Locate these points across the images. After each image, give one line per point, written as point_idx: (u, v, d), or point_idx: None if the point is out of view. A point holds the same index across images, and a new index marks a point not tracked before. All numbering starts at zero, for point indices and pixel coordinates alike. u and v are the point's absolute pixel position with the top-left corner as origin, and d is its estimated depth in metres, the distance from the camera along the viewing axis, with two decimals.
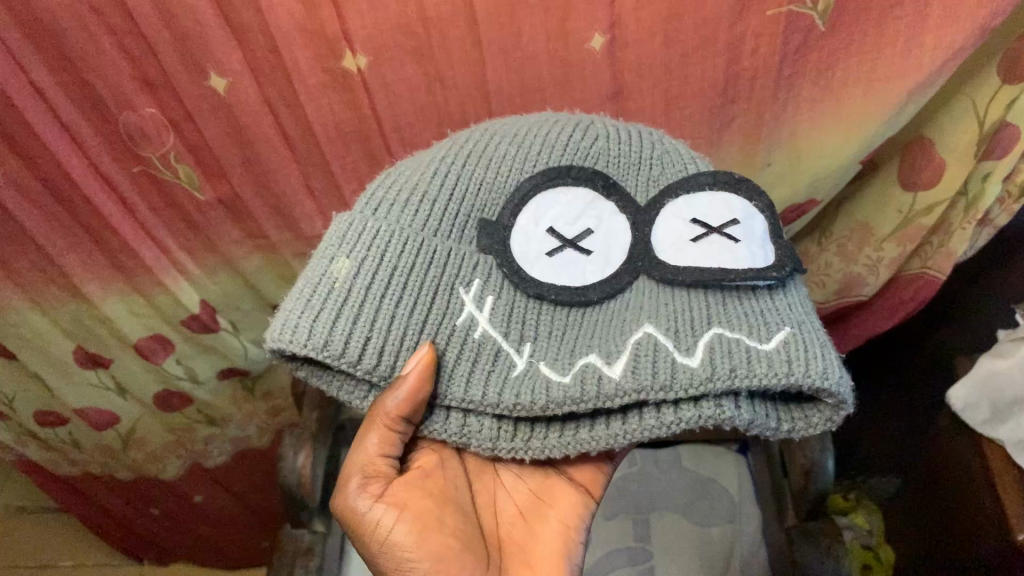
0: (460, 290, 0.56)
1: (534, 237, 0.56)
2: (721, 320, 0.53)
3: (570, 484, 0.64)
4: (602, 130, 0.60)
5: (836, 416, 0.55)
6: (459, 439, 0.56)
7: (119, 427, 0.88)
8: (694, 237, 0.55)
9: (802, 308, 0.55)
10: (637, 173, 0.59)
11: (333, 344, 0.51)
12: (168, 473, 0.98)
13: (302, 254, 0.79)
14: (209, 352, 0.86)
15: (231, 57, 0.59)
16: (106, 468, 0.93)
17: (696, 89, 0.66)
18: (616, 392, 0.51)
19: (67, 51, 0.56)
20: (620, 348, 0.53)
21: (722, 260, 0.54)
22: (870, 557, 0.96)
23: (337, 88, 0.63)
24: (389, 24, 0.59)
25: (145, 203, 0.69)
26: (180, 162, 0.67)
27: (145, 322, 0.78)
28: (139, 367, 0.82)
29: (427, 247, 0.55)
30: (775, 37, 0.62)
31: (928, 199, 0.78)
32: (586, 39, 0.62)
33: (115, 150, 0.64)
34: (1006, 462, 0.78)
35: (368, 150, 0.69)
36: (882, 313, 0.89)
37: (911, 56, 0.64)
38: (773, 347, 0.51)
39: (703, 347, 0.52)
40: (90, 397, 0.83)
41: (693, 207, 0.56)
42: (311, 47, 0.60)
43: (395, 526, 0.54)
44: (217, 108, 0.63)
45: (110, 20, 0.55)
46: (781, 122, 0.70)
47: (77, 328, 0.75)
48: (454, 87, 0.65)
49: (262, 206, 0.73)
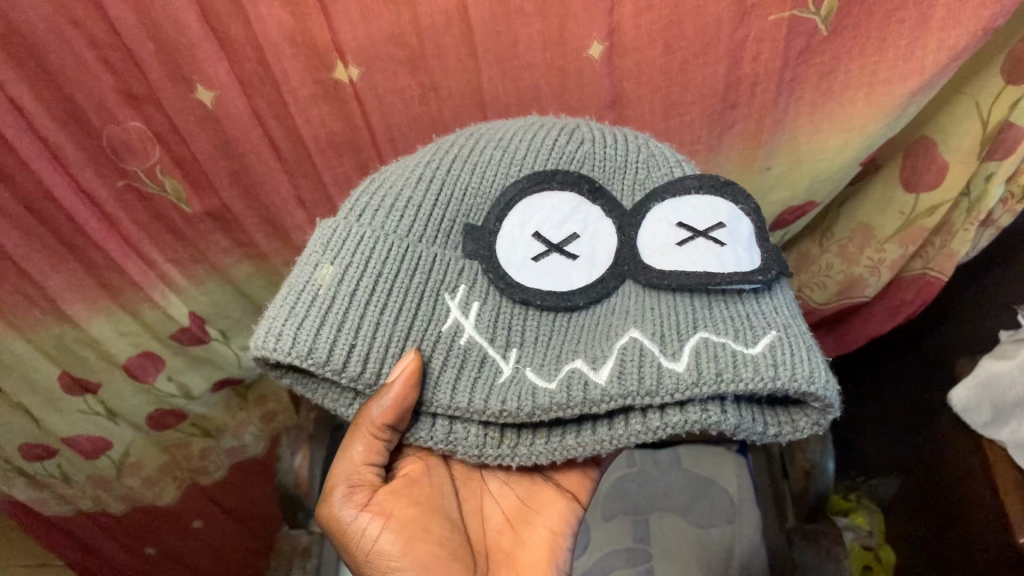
0: (445, 296, 0.55)
1: (519, 241, 0.55)
2: (707, 324, 0.51)
3: (558, 491, 0.62)
4: (588, 132, 0.58)
5: (823, 420, 0.54)
6: (445, 446, 0.54)
7: (111, 453, 0.87)
8: (679, 242, 0.54)
9: (788, 312, 0.53)
10: (623, 176, 0.57)
11: (317, 353, 0.50)
12: (166, 498, 0.96)
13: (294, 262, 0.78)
14: (201, 365, 0.85)
15: (218, 68, 0.58)
16: (99, 502, 0.90)
17: (696, 95, 0.65)
18: (601, 398, 0.49)
19: (46, 64, 0.55)
20: (606, 353, 0.51)
21: (708, 264, 0.53)
22: (869, 557, 0.95)
23: (328, 99, 0.62)
24: (381, 35, 0.58)
25: (130, 218, 0.68)
26: (167, 175, 0.66)
27: (133, 340, 0.77)
28: (129, 388, 0.81)
29: (413, 251, 0.54)
30: (777, 42, 0.61)
31: (931, 199, 0.77)
32: (585, 47, 0.61)
33: (98, 166, 0.63)
34: (1006, 462, 0.77)
35: (361, 159, 0.69)
36: (883, 315, 0.89)
37: (913, 60, 0.62)
38: (759, 351, 0.50)
39: (689, 352, 0.50)
40: (77, 423, 0.80)
41: (679, 211, 0.55)
42: (301, 58, 0.59)
43: (381, 535, 0.53)
44: (204, 119, 0.62)
45: (92, 32, 0.54)
46: (781, 127, 0.69)
47: (63, 352, 0.73)
48: (448, 98, 0.64)
49: (252, 217, 0.73)
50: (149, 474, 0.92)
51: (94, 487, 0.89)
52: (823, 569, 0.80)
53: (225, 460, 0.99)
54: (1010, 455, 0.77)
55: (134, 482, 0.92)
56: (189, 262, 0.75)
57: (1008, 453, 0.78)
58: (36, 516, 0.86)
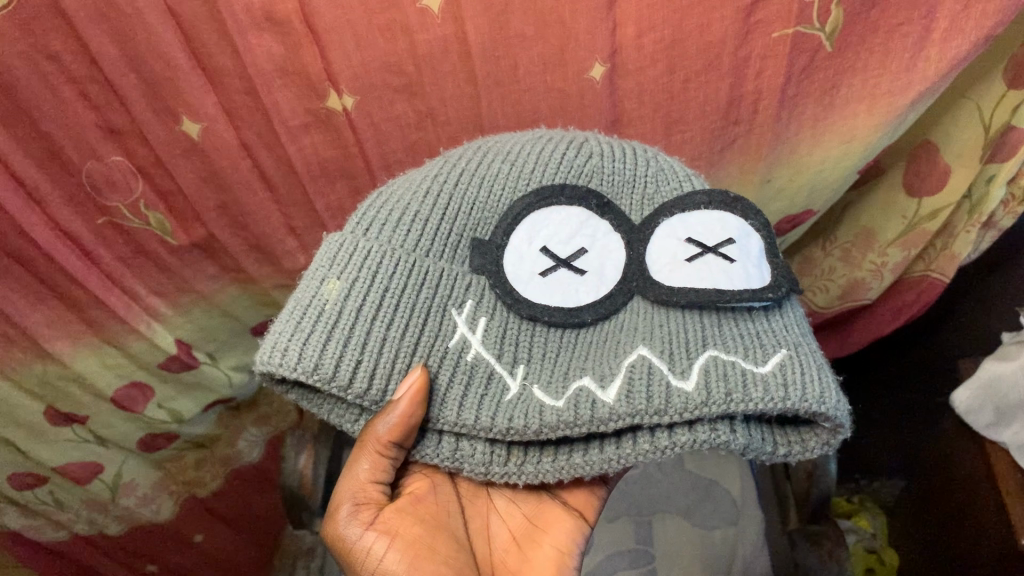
0: (452, 311, 0.53)
1: (526, 256, 0.54)
2: (716, 342, 0.50)
3: (564, 509, 0.61)
4: (596, 147, 0.57)
5: (834, 440, 0.52)
6: (451, 464, 0.53)
7: (104, 475, 0.85)
8: (688, 257, 0.52)
9: (799, 329, 0.52)
10: (631, 191, 0.55)
11: (323, 368, 0.49)
12: (162, 515, 0.95)
13: (283, 285, 0.79)
14: (192, 389, 0.84)
15: (206, 100, 0.59)
16: (94, 526, 0.89)
17: (697, 113, 0.64)
18: (611, 417, 0.48)
19: (22, 102, 0.54)
20: (614, 370, 0.50)
21: (717, 280, 0.51)
22: (873, 560, 1.00)
23: (321, 127, 0.63)
24: (377, 63, 0.58)
25: (110, 253, 0.67)
26: (150, 210, 0.66)
27: (119, 372, 0.76)
28: (118, 418, 0.80)
29: (420, 266, 0.53)
30: (781, 58, 0.60)
31: (934, 203, 0.76)
32: (586, 68, 0.60)
33: (77, 204, 0.62)
34: (1010, 465, 0.77)
35: (355, 185, 0.69)
36: (885, 318, 0.88)
37: (916, 69, 0.62)
38: (769, 370, 0.49)
39: (698, 371, 0.49)
40: (67, 452, 0.79)
41: (688, 225, 0.53)
42: (294, 88, 0.59)
43: (386, 554, 0.51)
44: (191, 152, 0.62)
45: (71, 67, 0.54)
46: (783, 140, 0.68)
47: (46, 389, 0.72)
48: (445, 123, 0.64)
49: (241, 244, 0.72)
50: (144, 493, 0.91)
51: (89, 510, 0.87)
52: None
53: (220, 469, 0.98)
54: (1013, 458, 0.77)
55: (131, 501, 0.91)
56: (173, 291, 0.74)
57: (1011, 455, 0.77)
58: (29, 543, 0.84)
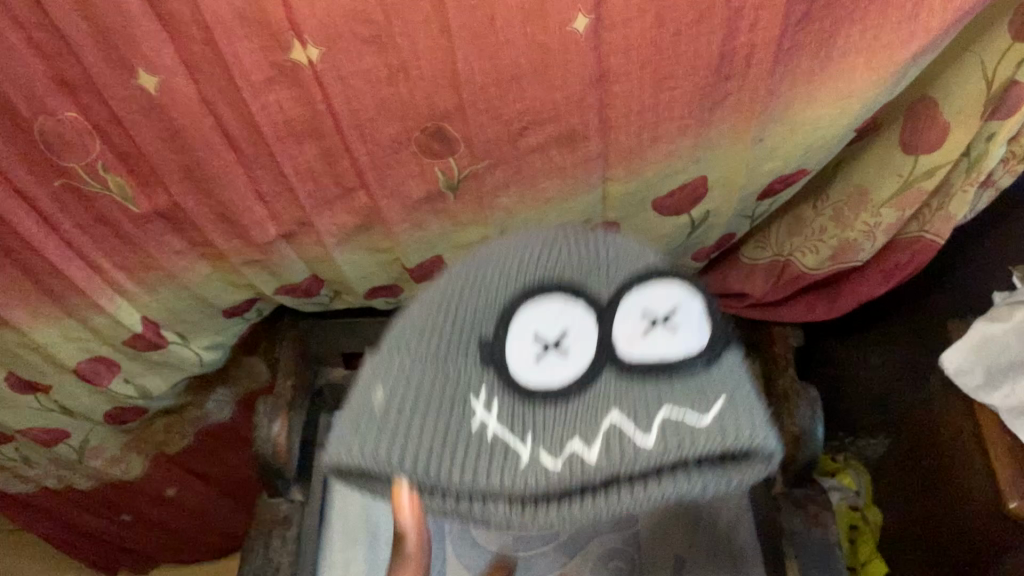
0: (471, 400, 0.49)
1: (523, 362, 0.48)
2: (665, 398, 0.48)
3: None
4: (562, 238, 0.51)
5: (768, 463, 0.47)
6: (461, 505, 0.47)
7: (71, 442, 0.88)
8: (640, 335, 0.48)
9: (738, 385, 0.49)
10: (595, 276, 0.50)
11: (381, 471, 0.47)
12: (131, 472, 0.99)
13: (252, 261, 0.74)
14: (161, 367, 0.83)
15: (163, 53, 0.55)
16: (81, 471, 0.96)
17: (688, 68, 0.61)
18: (651, 465, 0.47)
19: None
20: (577, 433, 0.48)
21: (662, 353, 0.48)
22: (856, 517, 1.01)
23: (285, 82, 0.59)
24: (343, 9, 0.54)
25: (70, 219, 0.65)
26: (110, 171, 0.63)
27: (83, 346, 0.76)
28: (82, 390, 0.81)
29: (441, 370, 0.49)
30: (777, 10, 0.57)
31: (931, 161, 0.73)
32: (569, 20, 0.56)
33: (33, 161, 0.60)
34: (996, 427, 0.77)
35: (325, 149, 0.65)
36: (876, 280, 0.84)
37: (918, 20, 0.59)
38: (710, 422, 0.47)
39: (650, 429, 0.47)
40: (31, 417, 0.82)
41: (640, 295, 0.48)
42: (254, 38, 0.55)
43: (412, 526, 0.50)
44: (149, 108, 0.59)
45: (16, 12, 0.51)
46: (776, 95, 0.65)
47: (7, 352, 0.74)
48: (420, 79, 0.61)
49: (206, 214, 0.68)
50: (110, 454, 0.95)
51: (59, 467, 0.94)
52: (810, 535, 0.81)
53: (189, 429, 1.00)
54: (1001, 421, 0.76)
55: (98, 463, 0.96)
56: (140, 268, 0.72)
57: (998, 419, 0.77)
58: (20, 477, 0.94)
